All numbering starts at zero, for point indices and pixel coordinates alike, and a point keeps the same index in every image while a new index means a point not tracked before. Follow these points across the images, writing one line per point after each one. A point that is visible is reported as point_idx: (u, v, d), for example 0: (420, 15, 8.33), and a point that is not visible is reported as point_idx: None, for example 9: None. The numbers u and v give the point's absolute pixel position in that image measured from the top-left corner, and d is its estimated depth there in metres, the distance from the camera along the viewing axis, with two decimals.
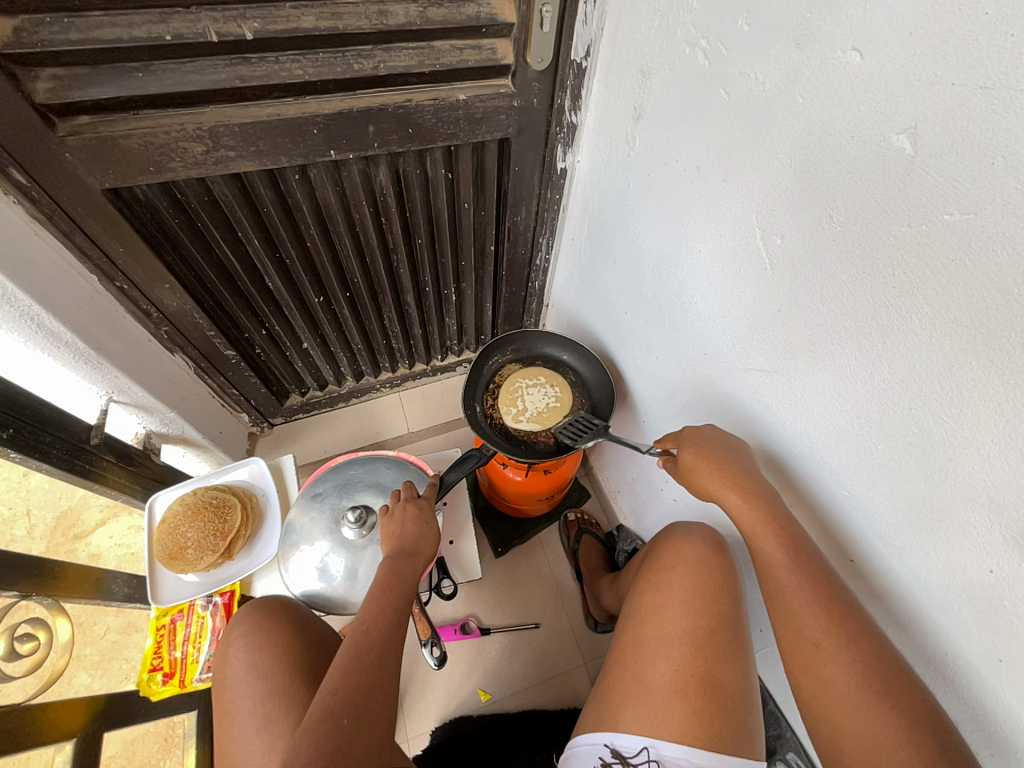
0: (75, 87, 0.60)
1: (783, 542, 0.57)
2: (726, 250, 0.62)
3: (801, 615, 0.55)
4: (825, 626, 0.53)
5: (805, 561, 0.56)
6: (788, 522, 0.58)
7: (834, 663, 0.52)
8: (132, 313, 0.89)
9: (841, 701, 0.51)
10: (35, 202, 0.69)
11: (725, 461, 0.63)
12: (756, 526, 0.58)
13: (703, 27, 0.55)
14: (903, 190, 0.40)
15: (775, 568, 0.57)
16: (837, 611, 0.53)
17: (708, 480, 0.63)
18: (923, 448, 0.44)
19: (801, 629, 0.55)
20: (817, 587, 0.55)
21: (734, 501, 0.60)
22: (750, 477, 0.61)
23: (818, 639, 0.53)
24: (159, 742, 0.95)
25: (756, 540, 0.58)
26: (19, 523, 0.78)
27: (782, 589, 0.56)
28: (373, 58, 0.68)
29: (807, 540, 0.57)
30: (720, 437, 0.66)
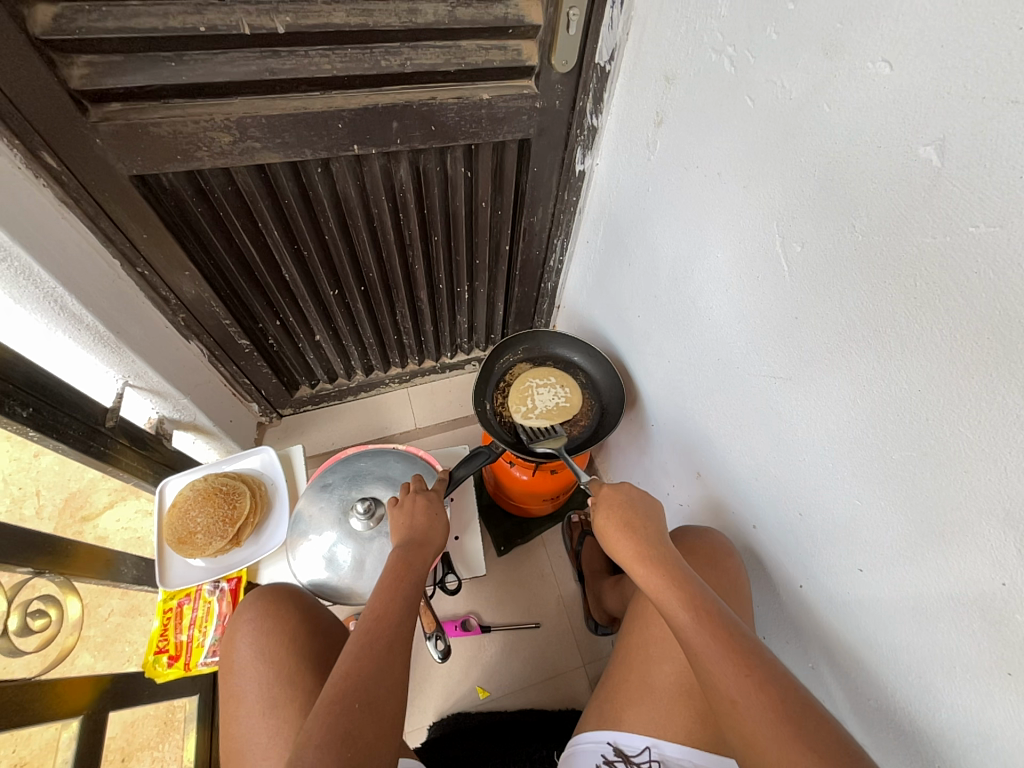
0: (109, 74, 0.61)
1: (684, 600, 0.59)
2: (746, 256, 0.62)
3: (717, 674, 0.53)
4: (745, 688, 0.51)
5: (710, 622, 0.56)
6: (688, 580, 0.61)
7: (759, 695, 0.50)
8: (151, 299, 0.90)
9: (776, 745, 0.48)
10: (64, 186, 0.70)
11: (636, 528, 0.67)
12: (657, 584, 0.61)
13: (731, 34, 0.56)
14: (929, 201, 0.40)
15: (683, 628, 0.57)
16: (747, 661, 0.53)
17: (616, 544, 0.67)
18: (938, 459, 0.44)
19: (719, 685, 0.52)
20: (730, 642, 0.54)
21: (640, 570, 0.64)
22: (652, 544, 0.65)
23: (734, 697, 0.51)
24: (159, 725, 0.96)
25: (662, 602, 0.60)
26: (28, 502, 0.79)
27: (693, 647, 0.55)
28: (400, 54, 0.69)
29: (709, 597, 0.59)
30: (632, 503, 0.70)
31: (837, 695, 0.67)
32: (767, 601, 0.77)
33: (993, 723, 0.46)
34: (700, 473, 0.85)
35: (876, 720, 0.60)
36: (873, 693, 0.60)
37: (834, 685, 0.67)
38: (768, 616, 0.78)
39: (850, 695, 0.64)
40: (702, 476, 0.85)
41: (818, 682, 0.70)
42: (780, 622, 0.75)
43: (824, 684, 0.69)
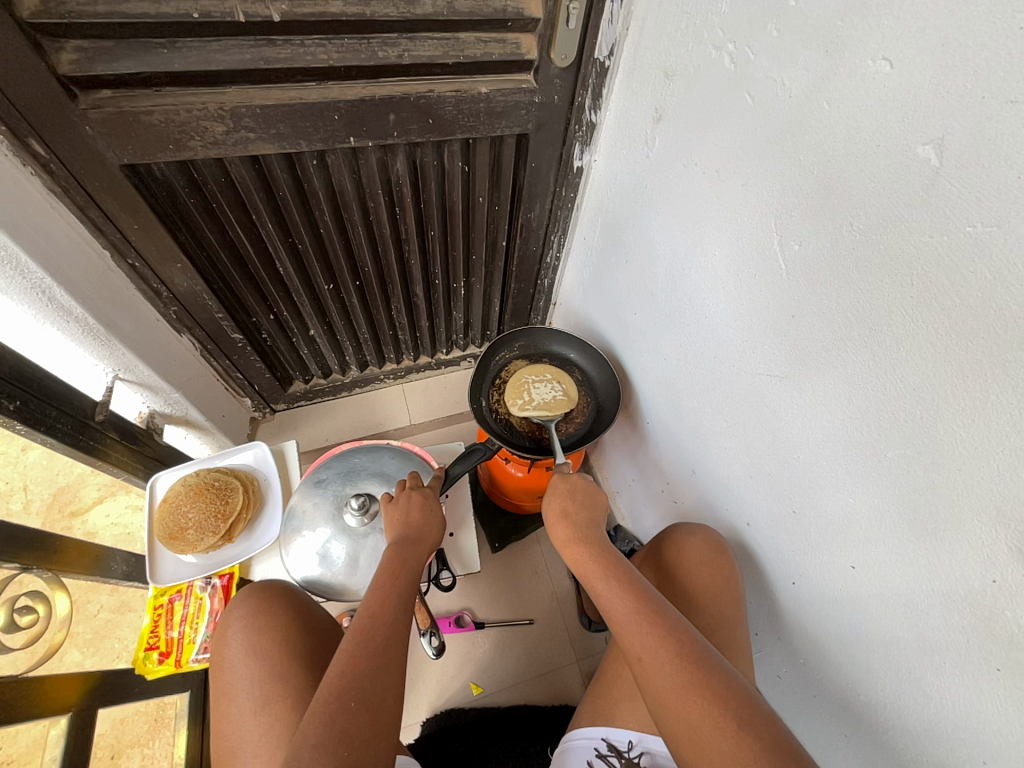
0: (99, 60, 0.60)
1: (605, 573, 0.61)
2: (742, 256, 0.62)
3: (628, 636, 0.54)
4: (651, 645, 0.53)
5: (625, 588, 0.58)
6: (611, 555, 0.63)
7: (663, 649, 0.52)
8: (141, 291, 0.89)
9: (678, 696, 0.50)
10: (53, 174, 0.69)
11: (573, 515, 0.68)
12: (590, 570, 0.62)
13: (731, 31, 0.56)
14: (927, 200, 0.40)
15: (603, 599, 0.59)
16: (654, 618, 0.55)
17: (554, 529, 0.68)
18: (932, 456, 0.45)
19: (629, 646, 0.54)
20: (642, 603, 0.57)
21: (572, 552, 0.65)
22: (586, 526, 0.67)
23: (640, 653, 0.53)
24: (148, 722, 0.95)
25: (588, 581, 0.62)
26: (15, 497, 0.76)
27: (610, 615, 0.57)
28: (398, 46, 0.68)
29: (628, 569, 0.61)
30: (572, 491, 0.70)
31: (828, 690, 0.67)
32: (759, 598, 0.78)
33: (983, 717, 0.46)
34: (695, 471, 0.86)
35: (866, 715, 0.61)
36: (864, 688, 0.61)
37: (825, 681, 0.67)
38: (760, 612, 0.78)
39: (840, 691, 0.65)
40: (697, 473, 0.85)
41: (809, 678, 0.70)
42: (773, 618, 0.76)
43: (815, 679, 0.69)
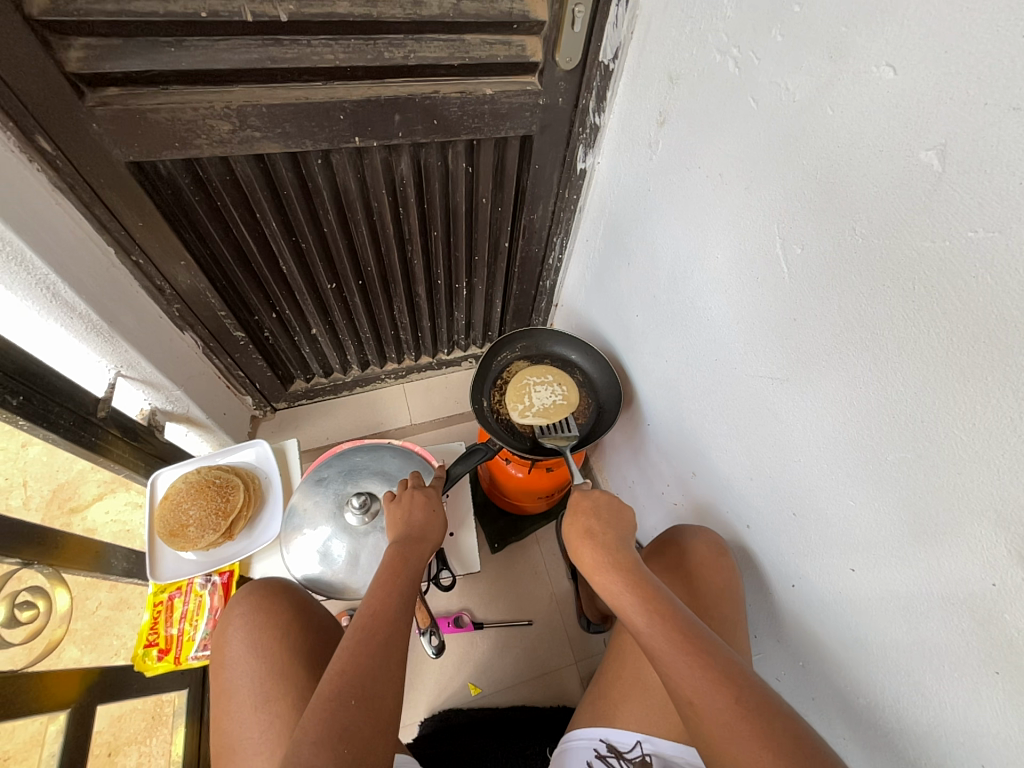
0: (107, 58, 0.60)
1: (643, 604, 0.59)
2: (745, 258, 0.63)
3: (676, 674, 0.52)
4: (703, 685, 0.51)
5: (667, 620, 0.57)
6: (646, 584, 0.61)
7: (715, 689, 0.50)
8: (145, 288, 0.89)
9: (735, 740, 0.48)
10: (58, 170, 0.69)
11: (599, 536, 0.67)
12: (621, 596, 0.61)
13: (736, 36, 0.56)
14: (930, 205, 0.41)
15: (643, 633, 0.56)
16: (701, 654, 0.53)
17: (580, 551, 0.67)
18: (934, 460, 0.45)
19: (680, 685, 0.52)
20: (685, 637, 0.55)
21: (602, 577, 0.64)
22: (615, 549, 0.66)
23: (692, 694, 0.51)
24: (146, 720, 0.95)
25: (622, 610, 0.60)
26: (15, 493, 0.77)
27: (653, 650, 0.55)
28: (404, 47, 0.69)
29: (665, 598, 0.60)
30: (596, 510, 0.70)
31: (826, 693, 0.68)
32: (758, 600, 0.78)
33: (982, 720, 0.46)
34: (696, 473, 0.86)
35: (864, 718, 0.61)
36: (863, 691, 0.61)
37: (823, 683, 0.68)
38: (760, 615, 0.79)
39: (838, 693, 0.65)
40: (697, 475, 0.86)
41: (808, 681, 0.71)
42: (772, 621, 0.76)
43: (814, 682, 0.70)
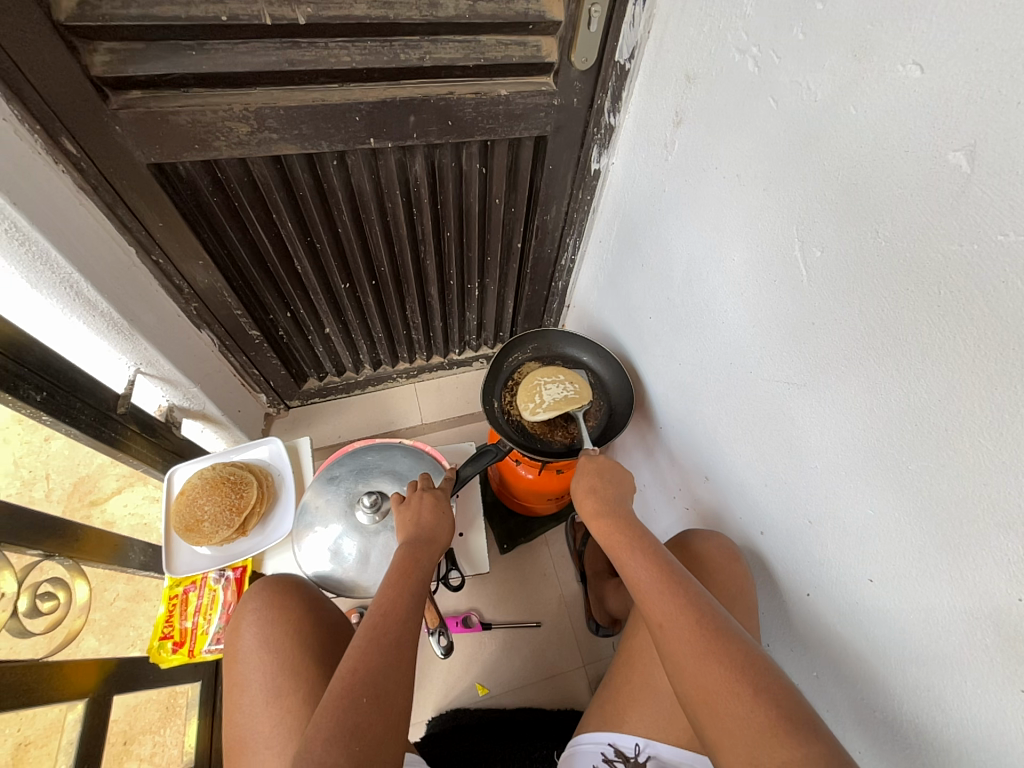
0: (130, 62, 0.62)
1: (631, 544, 0.63)
2: (762, 261, 0.62)
3: (648, 599, 0.56)
4: (671, 609, 0.54)
5: (650, 558, 0.60)
6: (639, 531, 0.65)
7: (681, 613, 0.53)
8: (164, 287, 0.91)
9: (692, 657, 0.50)
10: (83, 172, 0.71)
11: (601, 490, 0.72)
12: (615, 539, 0.65)
13: (756, 34, 0.55)
14: (957, 207, 0.39)
15: (627, 567, 0.61)
16: (674, 583, 0.56)
17: (582, 504, 0.72)
18: (958, 469, 0.44)
19: (649, 608, 0.55)
20: (664, 571, 0.58)
21: (598, 525, 0.68)
22: (613, 502, 0.70)
23: (660, 619, 0.54)
24: (160, 710, 0.97)
25: (613, 551, 0.64)
26: (38, 485, 0.79)
27: (632, 580, 0.59)
28: (419, 48, 0.69)
29: (655, 544, 0.63)
30: (600, 471, 0.75)
31: (842, 705, 0.66)
32: (773, 609, 0.76)
33: (1006, 739, 0.45)
34: (709, 477, 0.85)
35: (881, 732, 0.60)
36: (880, 704, 0.59)
37: (838, 694, 0.66)
38: (774, 624, 0.77)
39: (854, 706, 0.64)
40: (710, 479, 0.84)
41: (823, 691, 0.69)
42: (787, 630, 0.74)
43: (829, 693, 0.68)
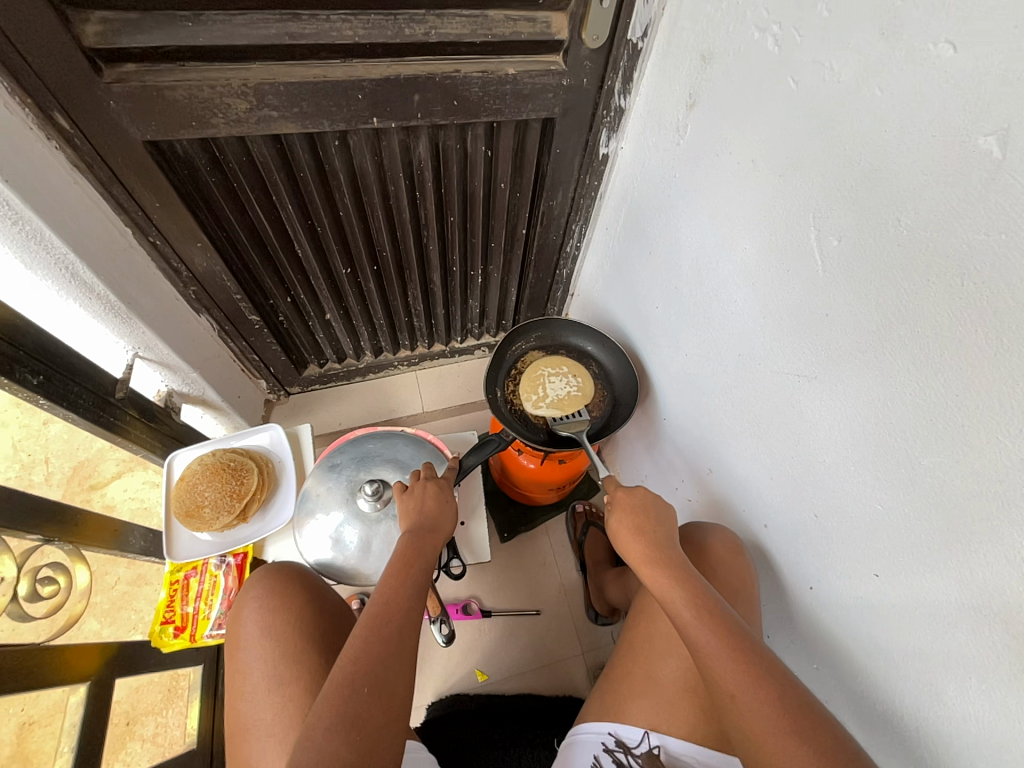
0: (124, 33, 0.59)
1: (689, 599, 0.58)
2: (775, 249, 0.60)
3: (720, 671, 0.53)
4: (748, 684, 0.51)
5: (714, 618, 0.56)
6: (693, 579, 0.60)
7: (757, 687, 0.51)
8: (162, 270, 0.89)
9: (776, 741, 0.48)
10: (77, 149, 0.69)
11: (650, 534, 0.65)
12: (673, 595, 0.59)
13: (777, 11, 0.53)
14: (985, 196, 0.38)
15: (690, 629, 0.56)
16: (744, 650, 0.53)
17: (625, 543, 0.66)
18: (974, 466, 0.43)
19: (721, 681, 0.52)
20: (730, 633, 0.55)
21: (646, 570, 0.63)
22: (661, 543, 0.64)
23: (734, 692, 0.51)
24: (162, 692, 0.98)
25: (669, 605, 0.59)
26: (37, 469, 0.78)
27: (697, 645, 0.55)
28: (425, 23, 0.66)
29: (712, 595, 0.59)
30: (642, 505, 0.68)
31: (841, 697, 0.67)
32: (774, 601, 0.77)
33: (1007, 734, 0.45)
34: (712, 470, 0.84)
35: (880, 723, 0.60)
36: (879, 697, 0.59)
37: (837, 686, 0.67)
38: (775, 615, 0.77)
39: (852, 698, 0.64)
40: (714, 471, 0.84)
41: (822, 683, 0.70)
42: (788, 621, 0.75)
43: (828, 685, 0.69)
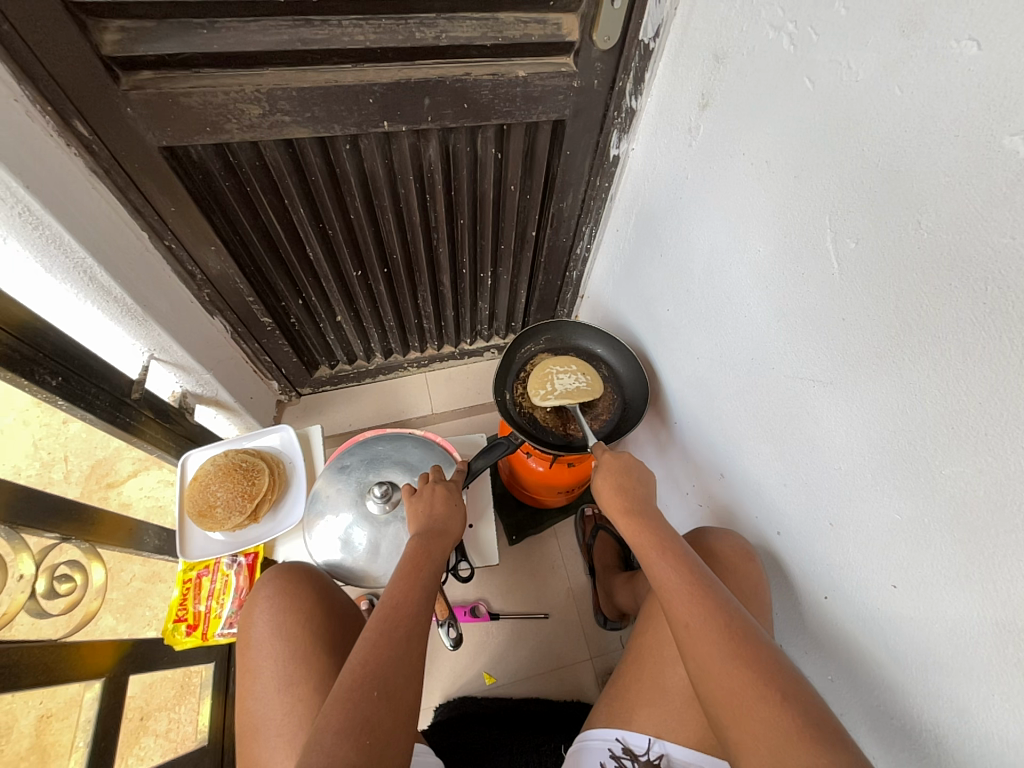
0: (141, 41, 0.60)
1: (660, 545, 0.61)
2: (790, 252, 0.59)
3: (677, 602, 0.55)
4: (701, 614, 0.53)
5: (680, 561, 0.59)
6: (669, 534, 0.63)
7: (711, 619, 0.53)
8: (177, 273, 0.91)
9: (721, 666, 0.50)
10: (95, 155, 0.70)
11: (630, 492, 0.69)
12: (643, 540, 0.63)
13: (793, 9, 0.52)
14: (1012, 197, 0.37)
15: (656, 569, 0.59)
16: (705, 589, 0.56)
17: (607, 499, 0.70)
18: (997, 475, 0.41)
19: (678, 612, 0.55)
20: (696, 577, 0.57)
21: (624, 523, 0.66)
22: (640, 500, 0.68)
23: (688, 620, 0.54)
24: (175, 688, 0.99)
25: (641, 551, 0.63)
26: (57, 467, 0.79)
27: (659, 581, 0.58)
28: (436, 27, 0.66)
29: (684, 546, 0.62)
30: (626, 468, 0.72)
31: (858, 710, 0.65)
32: (787, 609, 0.75)
33: None
34: (724, 475, 0.83)
35: (898, 737, 0.59)
36: (898, 711, 0.58)
37: (853, 698, 0.65)
38: (789, 624, 0.76)
39: (870, 711, 0.63)
40: (726, 476, 0.83)
41: (837, 695, 0.68)
42: (802, 631, 0.73)
43: (844, 697, 0.67)
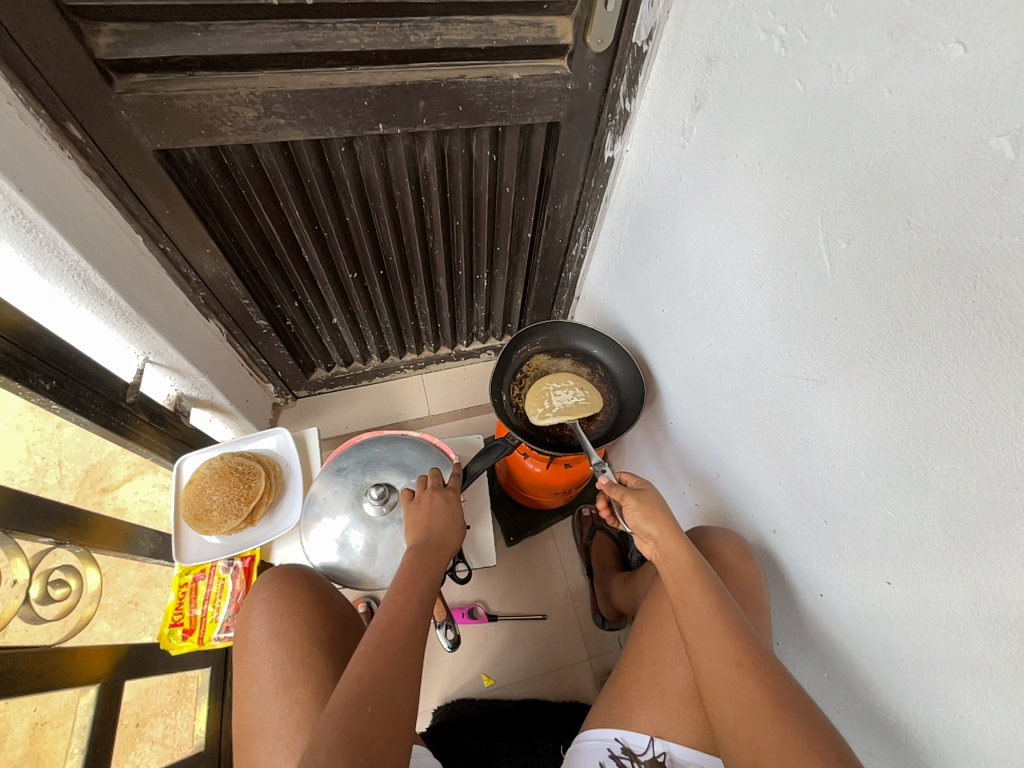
0: (135, 44, 0.60)
1: (699, 577, 0.60)
2: (782, 252, 0.59)
3: (721, 646, 0.55)
4: (745, 663, 0.53)
5: (720, 599, 0.58)
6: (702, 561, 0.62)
7: (751, 665, 0.53)
8: (172, 276, 0.90)
9: (764, 717, 0.50)
10: (89, 158, 0.70)
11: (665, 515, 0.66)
12: (683, 571, 0.61)
13: (783, 13, 0.53)
14: (999, 196, 0.37)
15: (697, 604, 0.58)
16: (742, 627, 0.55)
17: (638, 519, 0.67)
18: (987, 471, 0.42)
19: (721, 655, 0.54)
20: (729, 610, 0.57)
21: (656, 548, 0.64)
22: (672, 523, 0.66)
23: (735, 663, 0.53)
24: (171, 693, 0.99)
25: (677, 581, 0.61)
26: (51, 471, 0.79)
27: (701, 618, 0.57)
28: (429, 30, 0.67)
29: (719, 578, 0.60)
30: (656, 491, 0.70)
31: (853, 707, 0.65)
32: (784, 607, 0.75)
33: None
34: (719, 474, 0.83)
35: (893, 734, 0.59)
36: (894, 708, 0.58)
37: (848, 696, 0.65)
38: (784, 622, 0.76)
39: (865, 708, 0.63)
40: (721, 475, 0.83)
41: (833, 693, 0.68)
42: (798, 629, 0.73)
43: (839, 695, 0.67)
